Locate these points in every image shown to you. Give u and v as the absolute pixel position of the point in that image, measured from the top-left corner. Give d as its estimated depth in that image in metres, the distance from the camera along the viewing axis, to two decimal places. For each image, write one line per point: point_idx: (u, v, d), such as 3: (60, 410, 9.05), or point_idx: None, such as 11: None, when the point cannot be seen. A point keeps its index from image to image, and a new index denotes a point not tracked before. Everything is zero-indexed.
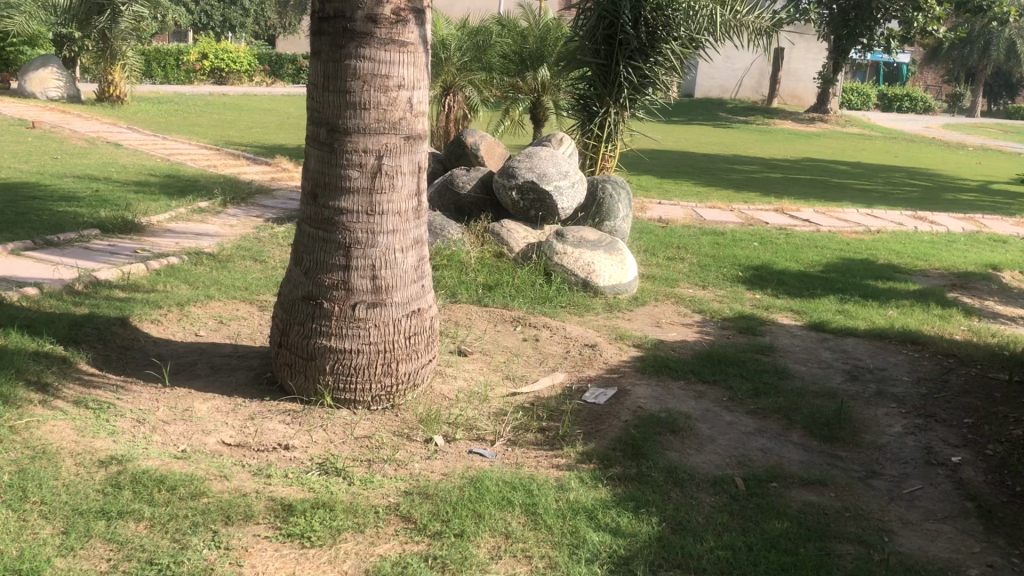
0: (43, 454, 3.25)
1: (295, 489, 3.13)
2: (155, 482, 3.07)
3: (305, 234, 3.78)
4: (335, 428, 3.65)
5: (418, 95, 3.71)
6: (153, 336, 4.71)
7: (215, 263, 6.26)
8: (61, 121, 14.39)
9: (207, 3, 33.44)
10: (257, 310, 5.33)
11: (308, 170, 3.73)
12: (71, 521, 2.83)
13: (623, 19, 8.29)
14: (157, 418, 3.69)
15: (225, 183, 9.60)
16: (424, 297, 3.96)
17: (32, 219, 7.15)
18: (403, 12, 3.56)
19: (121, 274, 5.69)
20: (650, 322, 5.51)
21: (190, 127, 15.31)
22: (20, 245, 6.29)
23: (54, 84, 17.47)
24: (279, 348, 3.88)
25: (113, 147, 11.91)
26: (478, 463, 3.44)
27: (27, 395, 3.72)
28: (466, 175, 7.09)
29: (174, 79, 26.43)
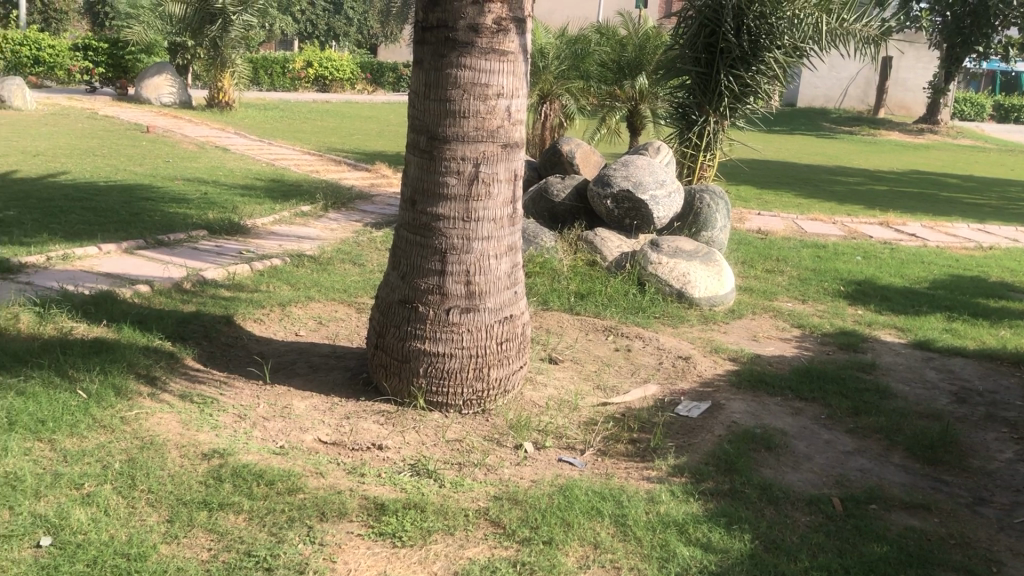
0: (151, 444, 3.40)
1: (387, 489, 3.19)
2: (255, 476, 3.17)
3: (403, 240, 3.85)
4: (427, 430, 3.70)
5: (517, 103, 3.74)
6: (256, 334, 4.87)
7: (316, 265, 6.44)
8: (174, 126, 15.02)
9: (313, 12, 34.50)
10: (355, 312, 5.45)
11: (408, 177, 3.80)
12: (175, 510, 2.94)
13: (725, 27, 8.20)
14: (258, 414, 3.81)
15: (326, 189, 9.87)
16: (517, 304, 3.99)
17: (145, 220, 7.49)
18: (504, 22, 3.59)
19: (226, 274, 5.91)
20: (746, 335, 5.41)
21: (294, 133, 15.78)
22: (133, 244, 6.60)
23: (167, 90, 18.28)
24: (375, 350, 3.96)
25: (221, 152, 12.37)
26: (567, 472, 3.44)
27: (138, 389, 3.92)
28: (561, 183, 7.10)
29: (279, 86, 27.33)
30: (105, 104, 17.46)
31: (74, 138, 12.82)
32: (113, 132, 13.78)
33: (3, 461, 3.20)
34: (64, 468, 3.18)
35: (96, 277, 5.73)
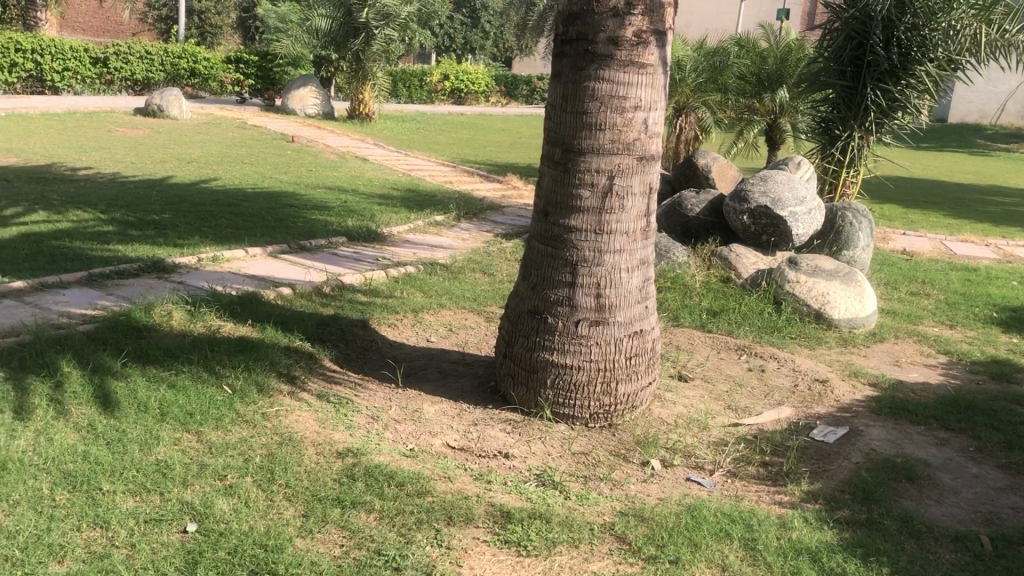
0: (289, 441, 3.54)
1: (513, 497, 3.21)
2: (386, 477, 3.25)
3: (534, 251, 3.88)
4: (554, 441, 3.71)
5: (655, 116, 3.71)
6: (389, 338, 5.00)
7: (448, 274, 6.57)
8: (317, 136, 15.64)
9: (450, 26, 35.24)
10: (484, 321, 5.52)
11: (542, 189, 3.83)
12: (310, 506, 3.05)
13: (873, 40, 7.91)
14: (390, 416, 3.91)
15: (460, 199, 10.04)
16: (648, 319, 3.95)
17: (289, 226, 7.82)
18: (645, 34, 3.57)
19: (364, 280, 6.10)
20: (888, 360, 5.18)
21: (429, 145, 16.15)
22: (278, 248, 6.92)
23: (312, 102, 19.05)
24: (504, 359, 4.01)
25: (360, 162, 12.78)
26: (695, 491, 3.38)
27: (279, 387, 4.10)
28: (695, 198, 7.02)
29: (417, 98, 28.00)
30: (254, 115, 18.37)
31: (225, 146, 13.51)
32: (260, 141, 14.45)
33: (156, 450, 3.42)
34: (210, 458, 3.36)
35: (242, 278, 6.03)
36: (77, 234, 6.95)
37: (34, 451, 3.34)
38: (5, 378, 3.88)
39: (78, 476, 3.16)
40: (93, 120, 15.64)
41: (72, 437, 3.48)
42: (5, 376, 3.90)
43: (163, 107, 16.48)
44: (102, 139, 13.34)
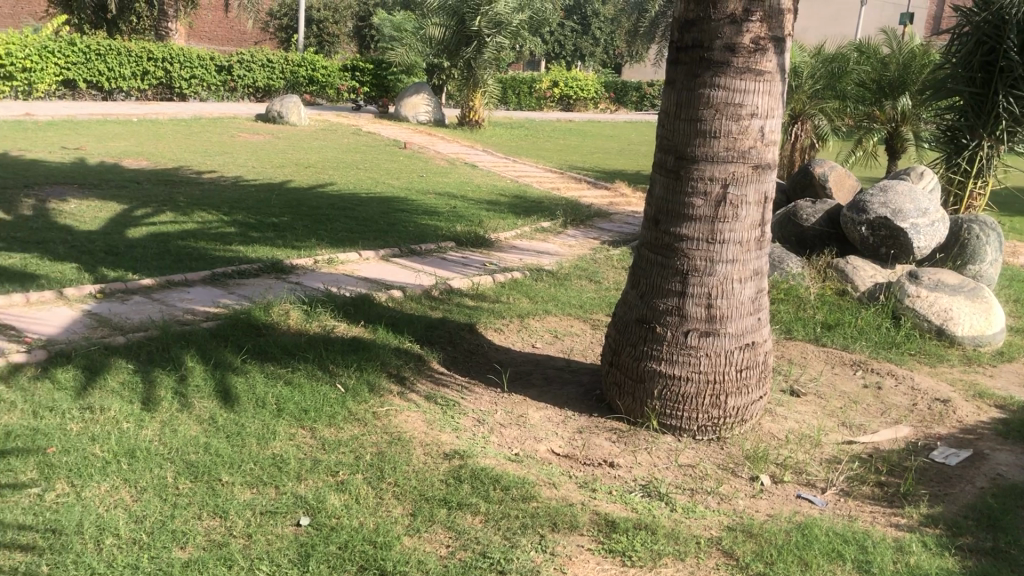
0: (398, 440, 3.62)
1: (618, 507, 3.19)
2: (492, 480, 3.28)
3: (643, 259, 3.86)
4: (660, 452, 3.67)
5: (771, 124, 3.64)
6: (495, 343, 5.05)
7: (554, 280, 6.58)
8: (428, 143, 15.93)
9: (560, 33, 35.35)
10: (590, 328, 5.50)
11: (653, 196, 3.81)
12: (418, 505, 3.10)
13: (1006, 44, 7.55)
14: (496, 420, 3.94)
15: (567, 206, 10.06)
16: (760, 331, 3.86)
17: (400, 230, 7.98)
18: (762, 41, 3.50)
19: (471, 284, 6.17)
20: (1016, 381, 4.92)
21: (538, 152, 16.22)
22: (389, 251, 7.08)
23: (423, 109, 19.38)
24: (610, 367, 3.99)
25: (469, 168, 12.95)
26: (805, 509, 3.29)
27: (389, 387, 4.19)
28: (811, 208, 6.85)
29: (526, 105, 28.17)
30: (368, 122, 18.85)
31: (340, 152, 13.90)
32: (374, 148, 14.80)
33: (273, 444, 3.54)
34: (323, 455, 3.46)
35: (355, 280, 6.20)
36: (202, 235, 7.27)
37: (160, 440, 3.51)
38: (135, 371, 4.11)
39: (200, 466, 3.31)
40: (217, 126, 16.35)
41: (195, 428, 3.65)
42: (135, 368, 4.13)
43: (283, 113, 17.09)
44: (225, 144, 13.93)
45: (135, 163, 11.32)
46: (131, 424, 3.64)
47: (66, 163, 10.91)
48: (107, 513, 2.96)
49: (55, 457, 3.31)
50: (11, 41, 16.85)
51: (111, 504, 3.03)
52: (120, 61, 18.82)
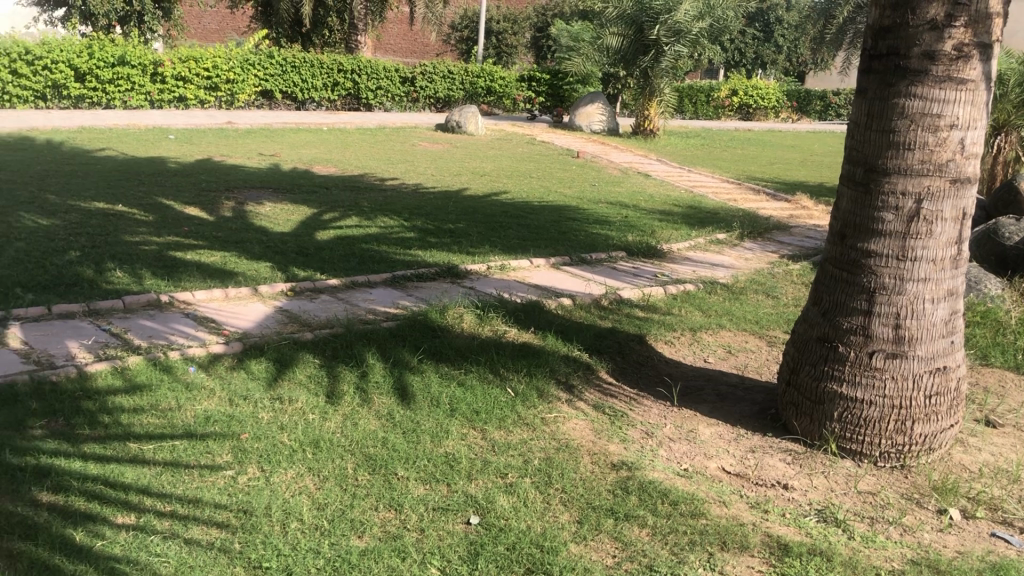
0: (566, 447, 3.65)
1: (791, 530, 3.09)
2: (660, 494, 3.25)
3: (827, 275, 3.73)
4: (837, 477, 3.52)
5: (973, 135, 3.41)
6: (666, 355, 4.99)
7: (729, 294, 6.44)
8: (602, 152, 15.95)
9: (742, 40, 34.61)
10: (766, 345, 5.34)
11: (839, 210, 3.68)
12: (585, 513, 3.12)
13: None
14: (665, 434, 3.90)
15: (744, 217, 9.81)
16: (953, 356, 3.63)
17: (572, 239, 8.04)
18: (966, 48, 3.29)
19: (642, 295, 6.13)
20: None
21: (714, 161, 15.91)
22: (560, 259, 7.14)
23: (598, 118, 19.40)
24: (788, 386, 3.88)
25: (643, 178, 12.87)
26: (1000, 549, 3.06)
27: (557, 394, 4.23)
28: (1014, 226, 6.41)
29: (703, 114, 27.73)
30: (542, 131, 19.12)
31: (515, 161, 14.16)
32: (548, 156, 14.97)
33: (445, 443, 3.65)
34: (493, 456, 3.54)
35: (527, 287, 6.30)
36: (384, 239, 7.59)
37: (341, 433, 3.70)
38: (320, 366, 4.36)
39: (377, 460, 3.45)
40: (399, 135, 17.04)
41: (374, 423, 3.82)
42: (321, 364, 4.38)
43: (461, 123, 17.59)
44: (407, 152, 14.47)
45: (323, 170, 11.94)
46: (316, 416, 3.85)
47: (262, 168, 11.65)
48: (293, 499, 3.15)
49: (248, 443, 3.55)
50: (217, 55, 18.25)
51: (296, 490, 3.22)
52: (312, 73, 19.86)
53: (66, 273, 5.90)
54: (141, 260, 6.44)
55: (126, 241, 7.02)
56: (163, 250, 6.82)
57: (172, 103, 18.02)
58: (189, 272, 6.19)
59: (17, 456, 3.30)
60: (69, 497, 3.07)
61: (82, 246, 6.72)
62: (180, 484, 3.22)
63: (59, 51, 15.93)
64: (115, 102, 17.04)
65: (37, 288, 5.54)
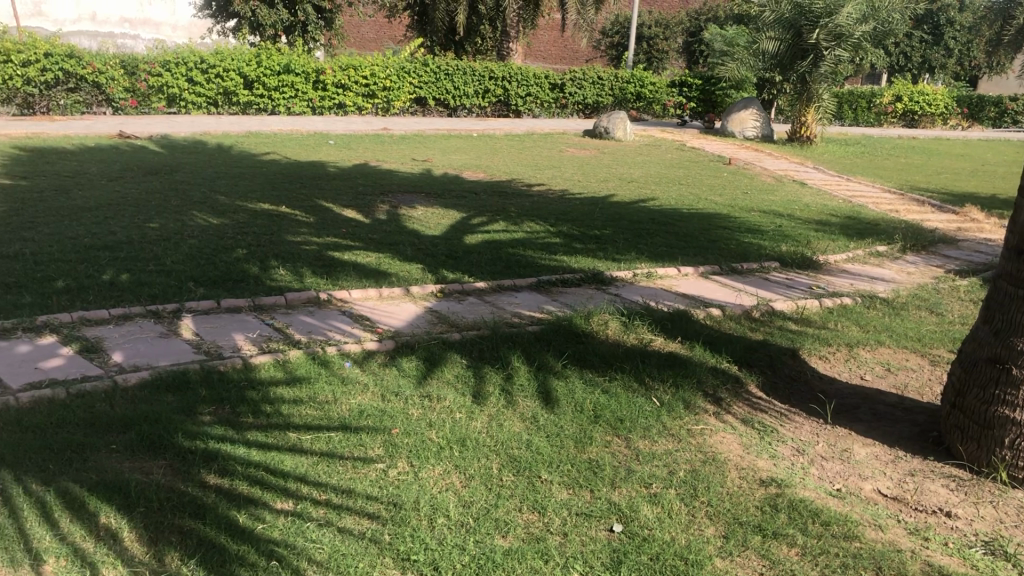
0: (712, 460, 3.58)
1: (955, 561, 2.92)
2: (811, 514, 3.15)
3: (1001, 293, 3.51)
4: (1008, 508, 3.29)
5: None
6: (819, 371, 4.81)
7: (889, 309, 6.15)
8: (755, 159, 15.54)
9: (908, 44, 32.92)
10: (929, 364, 5.06)
11: (1017, 224, 3.46)
12: (731, 528, 3.05)
13: None
14: (817, 452, 3.76)
15: (907, 230, 9.33)
16: None
17: (722, 247, 7.88)
18: None
19: (796, 308, 5.94)
20: None
21: (875, 171, 15.21)
22: (710, 269, 7.01)
23: (751, 124, 18.96)
24: (953, 409, 3.68)
25: (798, 186, 12.44)
26: None
27: (704, 406, 4.16)
28: None
29: (863, 121, 26.56)
30: (693, 137, 18.83)
31: (664, 167, 13.99)
32: (699, 163, 14.71)
33: (589, 449, 3.66)
34: (637, 465, 3.51)
35: (675, 296, 6.22)
36: (532, 244, 7.67)
37: (487, 433, 3.76)
38: (467, 366, 4.45)
39: (521, 462, 3.50)
40: (548, 140, 17.16)
41: (519, 425, 3.86)
42: (468, 364, 4.47)
43: (609, 128, 17.55)
44: (555, 158, 14.54)
45: (473, 176, 12.18)
46: (463, 415, 3.93)
47: (415, 173, 11.99)
48: (440, 495, 3.23)
49: (398, 438, 3.66)
50: (375, 63, 18.93)
51: (443, 487, 3.30)
52: (465, 80, 20.27)
53: (234, 270, 6.27)
54: (302, 259, 6.76)
55: (288, 241, 7.38)
56: (322, 250, 7.13)
57: (332, 110, 18.81)
58: (346, 271, 6.45)
59: (187, 439, 3.53)
60: (234, 481, 3.26)
61: (249, 245, 7.12)
62: (334, 474, 3.37)
63: (231, 60, 16.95)
64: (280, 109, 17.94)
65: (208, 283, 5.91)
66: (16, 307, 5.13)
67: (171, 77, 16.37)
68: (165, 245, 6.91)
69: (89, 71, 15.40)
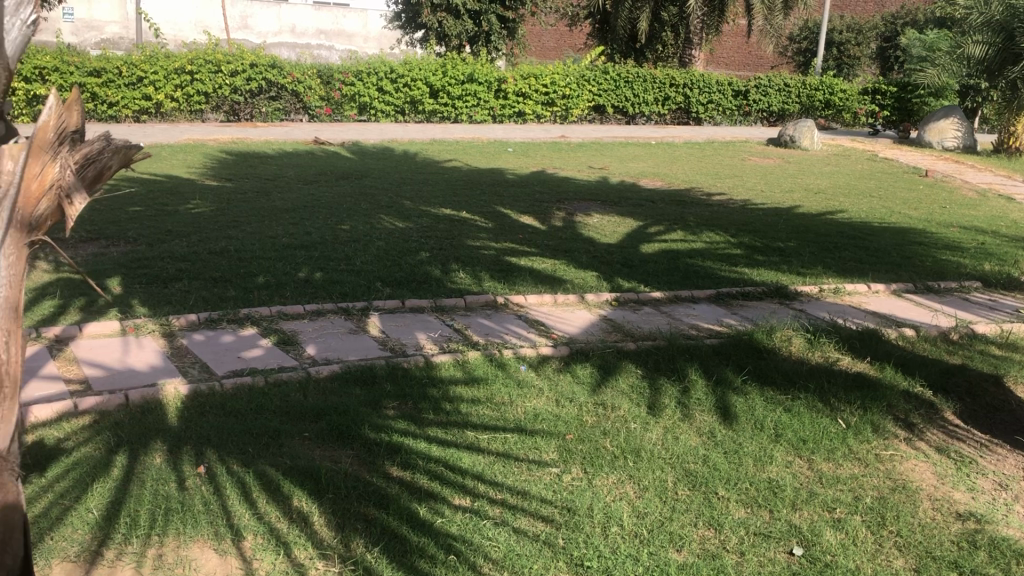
0: (903, 489, 3.39)
1: None
2: (1015, 554, 2.93)
3: None
4: None
5: None
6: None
7: None
8: (956, 171, 14.58)
9: None
10: None
11: None
12: (923, 562, 2.88)
13: None
14: (1022, 488, 3.49)
15: None
16: None
17: (917, 264, 7.44)
18: None
19: (1000, 331, 5.53)
20: None
21: None
22: (903, 286, 6.65)
23: (952, 134, 17.77)
24: None
25: (1004, 201, 11.55)
26: None
27: (895, 431, 3.94)
28: None
29: None
30: (886, 147, 17.91)
31: (854, 178, 13.38)
32: (892, 175, 13.97)
33: (769, 468, 3.55)
34: (820, 488, 3.38)
35: (864, 314, 5.93)
36: (711, 255, 7.52)
37: (662, 445, 3.72)
38: (643, 376, 4.42)
39: (698, 476, 3.44)
40: (730, 149, 16.79)
41: (696, 439, 3.80)
42: (643, 374, 4.44)
43: (795, 137, 16.95)
44: (736, 168, 14.18)
45: (651, 184, 12.09)
46: (638, 425, 3.91)
47: (592, 181, 12.03)
48: (614, 503, 3.23)
49: (573, 444, 3.69)
50: (556, 71, 19.20)
51: (617, 496, 3.29)
52: (645, 87, 20.12)
53: (418, 272, 6.51)
54: (482, 263, 6.94)
55: (469, 245, 7.59)
56: (501, 255, 7.29)
57: (513, 118, 19.19)
58: (524, 276, 6.56)
59: (372, 431, 3.70)
60: (415, 475, 3.38)
61: (432, 248, 7.37)
62: (510, 474, 3.43)
63: (419, 70, 17.64)
64: (463, 117, 18.48)
65: (394, 283, 6.17)
66: (222, 300, 5.54)
67: (362, 86, 17.21)
68: (354, 246, 7.27)
69: (289, 80, 16.38)
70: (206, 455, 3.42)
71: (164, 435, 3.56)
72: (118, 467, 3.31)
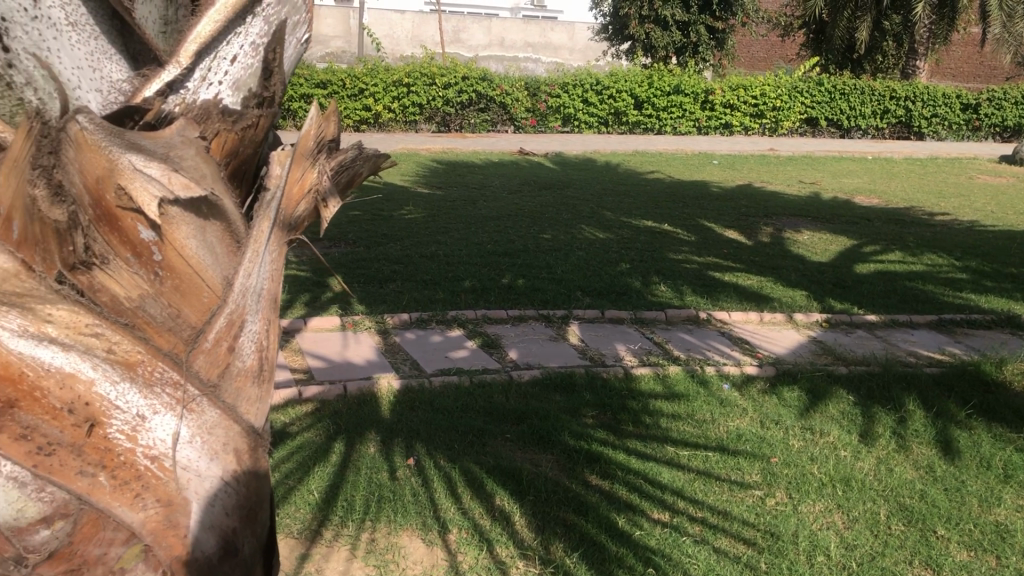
0: None
1: None
2: None
3: None
4: None
5: None
6: None
7: None
8: None
9: None
10: None
11: None
12: None
13: None
14: None
15: None
16: None
17: None
18: None
19: None
20: None
21: None
22: None
23: None
24: None
25: None
26: None
27: None
28: None
29: None
30: None
31: None
32: None
33: (995, 510, 3.30)
34: None
35: None
36: (932, 278, 7.06)
37: (875, 476, 3.54)
38: (855, 403, 4.21)
39: (914, 512, 3.25)
40: (957, 166, 15.68)
41: (912, 472, 3.59)
42: (856, 401, 4.23)
43: None
44: (964, 186, 13.22)
45: (866, 200, 11.50)
46: (848, 453, 3.73)
47: (803, 196, 11.58)
48: (821, 532, 3.11)
49: (778, 467, 3.58)
50: (766, 83, 18.63)
51: (824, 524, 3.17)
52: (863, 100, 19.12)
53: (620, 283, 6.53)
54: (684, 277, 6.86)
55: (671, 258, 7.53)
56: (704, 270, 7.18)
57: (719, 130, 18.82)
58: (727, 292, 6.42)
59: (572, 438, 3.74)
60: (615, 485, 3.39)
61: (633, 260, 7.37)
62: (711, 494, 3.37)
63: (624, 82, 17.72)
64: (667, 129, 18.37)
65: (594, 293, 6.22)
66: (431, 302, 5.79)
67: (567, 98, 17.50)
68: (557, 255, 7.37)
69: (498, 92, 16.84)
70: (415, 448, 3.58)
71: (377, 426, 3.77)
72: (336, 453, 3.54)
